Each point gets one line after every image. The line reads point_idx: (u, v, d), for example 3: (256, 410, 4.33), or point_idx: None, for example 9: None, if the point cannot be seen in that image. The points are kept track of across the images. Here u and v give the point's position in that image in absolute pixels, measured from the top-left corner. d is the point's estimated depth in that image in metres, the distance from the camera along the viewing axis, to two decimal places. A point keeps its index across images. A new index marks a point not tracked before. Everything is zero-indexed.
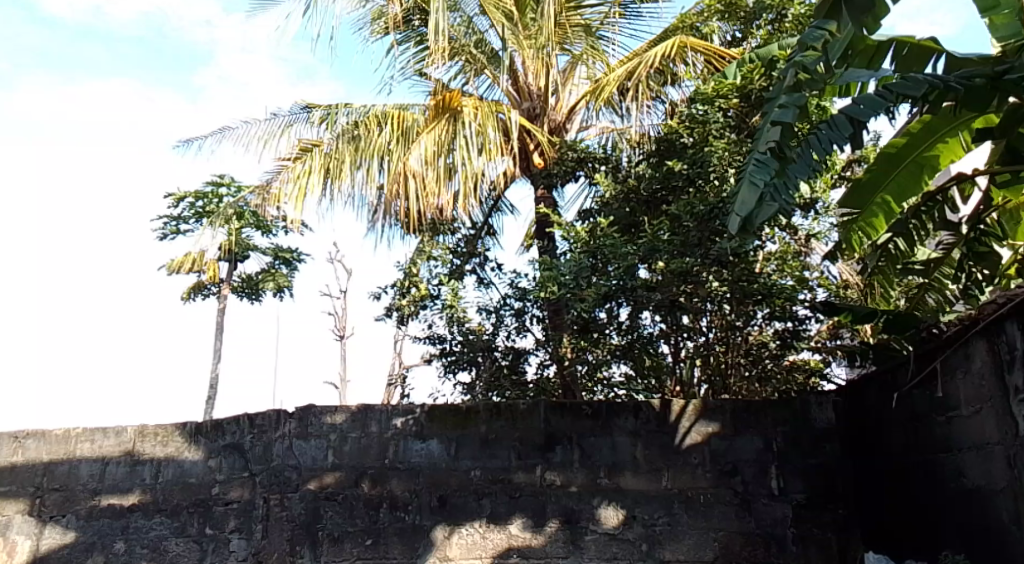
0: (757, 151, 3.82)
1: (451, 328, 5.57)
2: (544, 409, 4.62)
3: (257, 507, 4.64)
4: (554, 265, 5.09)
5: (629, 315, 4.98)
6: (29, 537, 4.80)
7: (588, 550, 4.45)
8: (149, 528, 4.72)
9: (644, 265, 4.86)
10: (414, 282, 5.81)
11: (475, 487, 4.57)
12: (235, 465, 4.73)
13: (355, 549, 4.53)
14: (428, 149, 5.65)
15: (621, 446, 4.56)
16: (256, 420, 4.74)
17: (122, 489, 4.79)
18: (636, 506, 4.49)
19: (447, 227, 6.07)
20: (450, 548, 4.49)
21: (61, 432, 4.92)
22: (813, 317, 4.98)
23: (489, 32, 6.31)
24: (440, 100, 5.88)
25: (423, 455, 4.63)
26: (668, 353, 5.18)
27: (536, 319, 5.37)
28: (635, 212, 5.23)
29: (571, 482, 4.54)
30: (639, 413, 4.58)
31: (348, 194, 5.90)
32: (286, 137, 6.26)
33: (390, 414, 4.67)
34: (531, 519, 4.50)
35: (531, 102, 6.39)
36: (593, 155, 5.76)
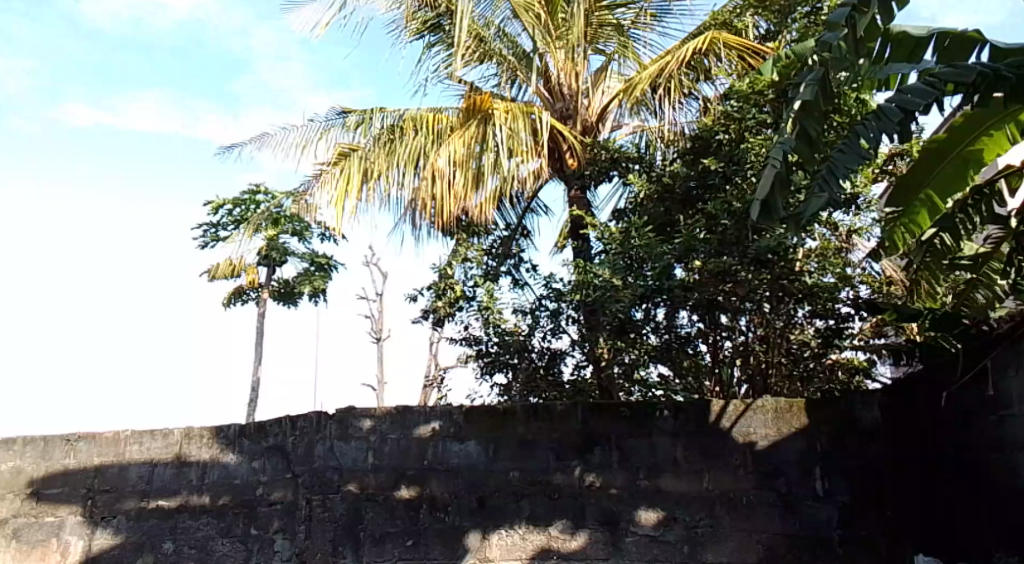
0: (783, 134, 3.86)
1: (486, 329, 5.54)
2: (582, 410, 4.61)
3: (300, 508, 4.69)
4: (590, 267, 5.08)
5: (667, 313, 5.01)
6: (82, 538, 4.91)
7: (629, 552, 4.44)
8: (196, 528, 4.80)
9: (681, 264, 4.82)
10: (450, 284, 5.76)
11: (514, 488, 4.58)
12: (279, 466, 4.79)
13: (397, 550, 4.56)
14: (457, 152, 5.71)
15: (661, 448, 4.54)
16: (298, 422, 4.81)
17: (170, 490, 4.89)
18: (677, 508, 4.46)
19: (481, 229, 6.16)
20: (490, 549, 4.51)
21: (111, 435, 5.02)
22: (856, 315, 4.87)
23: (521, 35, 6.36)
24: (470, 102, 5.91)
25: (462, 456, 4.65)
26: (706, 352, 5.16)
27: (572, 319, 5.37)
28: (670, 211, 5.19)
29: (610, 483, 4.52)
30: (678, 412, 4.55)
31: (384, 199, 5.96)
32: (324, 142, 6.20)
33: (428, 416, 4.71)
34: (570, 520, 4.50)
35: (564, 102, 6.31)
36: (627, 154, 5.73)
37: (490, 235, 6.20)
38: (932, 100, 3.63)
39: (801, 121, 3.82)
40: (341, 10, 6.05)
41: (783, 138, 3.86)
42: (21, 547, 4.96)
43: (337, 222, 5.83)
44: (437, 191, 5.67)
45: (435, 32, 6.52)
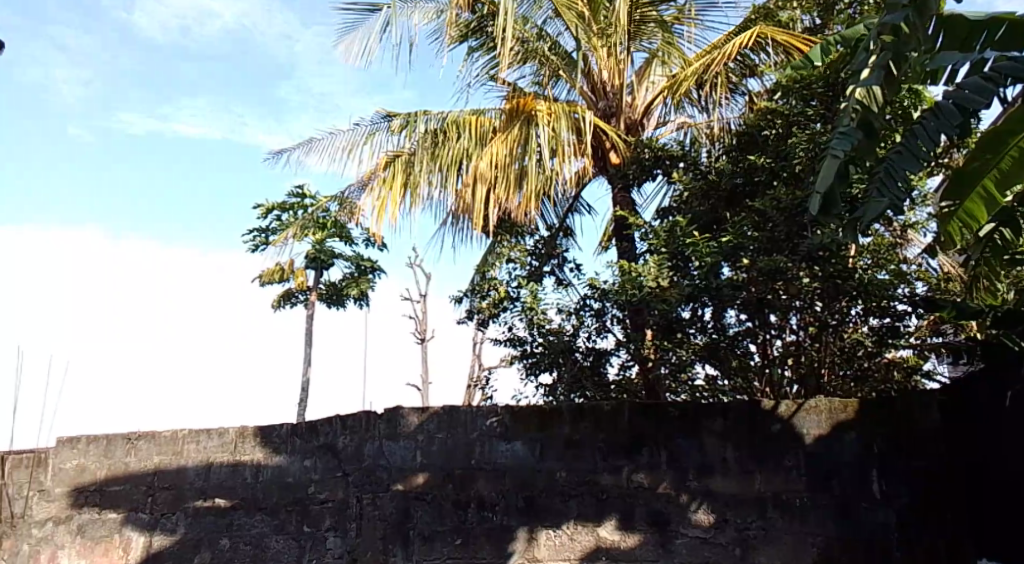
0: (840, 126, 3.83)
1: (530, 331, 5.57)
2: (629, 411, 4.59)
3: (351, 506, 4.75)
4: (633, 268, 5.01)
5: (714, 314, 4.98)
6: (143, 534, 5.03)
7: (679, 553, 4.41)
8: (251, 525, 4.89)
9: (727, 264, 4.76)
10: (494, 285, 5.85)
11: (562, 488, 4.57)
12: (329, 465, 4.86)
13: (446, 549, 4.59)
14: (499, 153, 5.71)
15: (710, 449, 4.49)
16: (348, 421, 4.87)
17: (227, 488, 4.98)
18: (728, 509, 4.42)
19: (526, 229, 6.19)
20: (539, 549, 4.51)
21: (169, 433, 5.14)
22: (913, 314, 4.77)
23: (562, 34, 6.38)
24: (514, 105, 5.94)
25: (508, 456, 4.66)
26: (754, 353, 5.10)
27: (617, 320, 5.35)
28: (716, 208, 5.14)
29: (660, 484, 4.50)
30: (728, 413, 4.50)
31: (427, 201, 5.99)
32: (368, 147, 6.24)
33: (475, 415, 4.73)
34: (619, 521, 4.48)
35: (607, 100, 6.32)
36: (670, 152, 5.67)
37: (533, 236, 6.18)
38: (992, 98, 3.57)
39: (866, 113, 3.85)
40: (381, 33, 6.07)
41: (845, 129, 3.80)
42: (85, 543, 5.09)
43: (380, 227, 5.85)
44: (480, 193, 5.68)
45: (477, 35, 6.52)
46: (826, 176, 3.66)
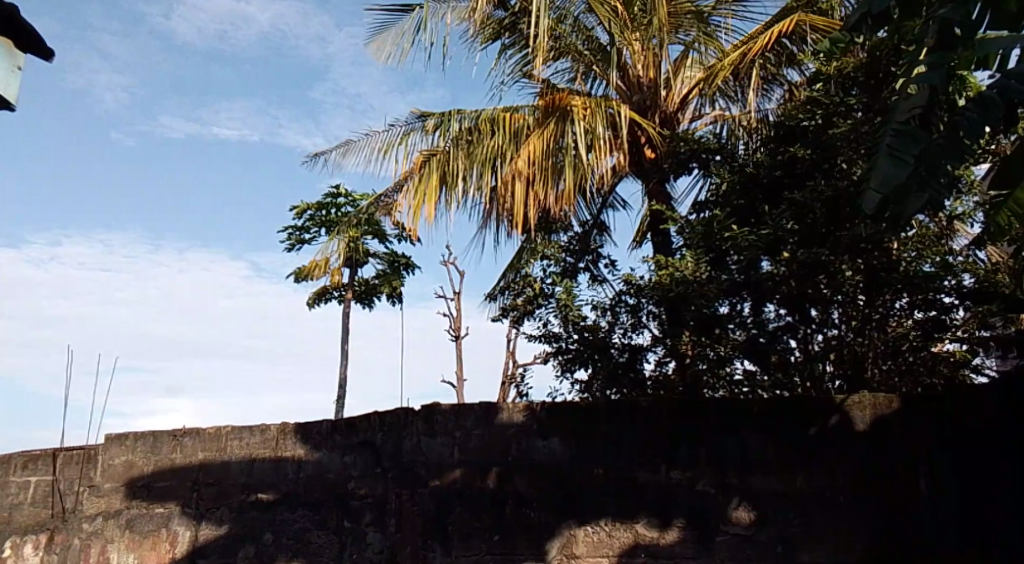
0: (895, 122, 3.85)
1: (566, 327, 5.66)
2: (666, 409, 4.58)
3: (390, 502, 4.78)
4: (670, 262, 5.07)
5: (752, 308, 4.94)
6: (188, 528, 5.10)
7: (720, 551, 4.36)
8: (293, 520, 4.93)
9: (767, 258, 4.73)
10: (529, 282, 5.95)
11: (600, 485, 4.56)
12: (369, 461, 4.90)
13: (484, 545, 4.60)
14: (535, 149, 5.68)
15: (751, 447, 4.44)
16: (386, 418, 4.92)
17: (270, 483, 5.05)
18: (769, 507, 4.36)
19: (561, 226, 6.23)
20: (577, 545, 4.50)
21: (213, 430, 5.22)
22: (960, 306, 4.71)
23: (596, 28, 6.35)
24: (550, 100, 5.94)
25: (545, 453, 4.66)
26: (796, 349, 5.01)
27: (652, 315, 5.37)
28: (753, 202, 5.07)
29: (698, 481, 4.46)
30: (770, 409, 4.45)
31: (462, 199, 5.98)
32: (403, 147, 6.26)
33: (511, 412, 4.74)
34: (658, 517, 4.45)
35: (641, 94, 6.27)
36: (706, 146, 5.66)
37: (567, 233, 6.25)
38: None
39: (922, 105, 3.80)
40: (415, 34, 6.06)
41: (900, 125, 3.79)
42: (134, 537, 5.15)
43: (415, 225, 5.87)
44: (516, 191, 5.66)
45: (510, 34, 6.51)
46: (884, 172, 3.62)
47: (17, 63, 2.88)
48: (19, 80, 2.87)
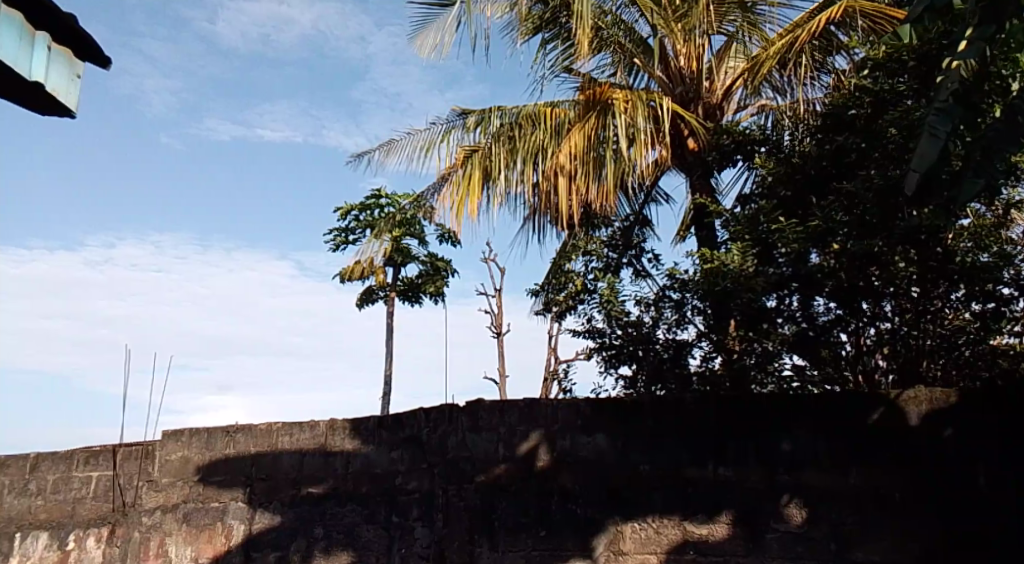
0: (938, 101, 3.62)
1: (609, 323, 5.64)
2: (713, 405, 4.54)
3: (437, 496, 4.81)
4: (717, 257, 5.03)
5: (801, 301, 4.89)
6: (243, 522, 5.18)
7: (770, 549, 4.29)
8: (343, 515, 4.99)
9: (816, 251, 4.64)
10: (571, 278, 5.96)
11: (646, 481, 4.54)
12: (416, 457, 4.95)
13: (531, 541, 4.60)
14: (577, 143, 5.65)
15: (801, 444, 4.37)
16: (432, 414, 4.96)
17: (320, 477, 5.12)
18: (822, 504, 4.28)
19: (602, 221, 6.21)
20: (625, 542, 4.48)
21: (265, 426, 5.32)
22: (1020, 296, 4.53)
23: (639, 21, 6.26)
24: (591, 94, 5.89)
25: (590, 449, 4.65)
26: (847, 343, 5.00)
27: (697, 310, 5.36)
28: (802, 193, 5.00)
29: (747, 477, 4.40)
30: (822, 404, 4.39)
31: (506, 196, 6.00)
32: (445, 145, 6.28)
33: (556, 408, 4.74)
34: (706, 513, 4.41)
35: (684, 86, 6.22)
36: (751, 137, 5.62)
37: (610, 227, 6.25)
38: None
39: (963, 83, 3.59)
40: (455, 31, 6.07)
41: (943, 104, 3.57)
42: (190, 530, 5.26)
43: (459, 225, 5.88)
44: (559, 185, 5.65)
45: (550, 27, 6.45)
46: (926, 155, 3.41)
47: (76, 71, 2.96)
48: (78, 87, 2.95)
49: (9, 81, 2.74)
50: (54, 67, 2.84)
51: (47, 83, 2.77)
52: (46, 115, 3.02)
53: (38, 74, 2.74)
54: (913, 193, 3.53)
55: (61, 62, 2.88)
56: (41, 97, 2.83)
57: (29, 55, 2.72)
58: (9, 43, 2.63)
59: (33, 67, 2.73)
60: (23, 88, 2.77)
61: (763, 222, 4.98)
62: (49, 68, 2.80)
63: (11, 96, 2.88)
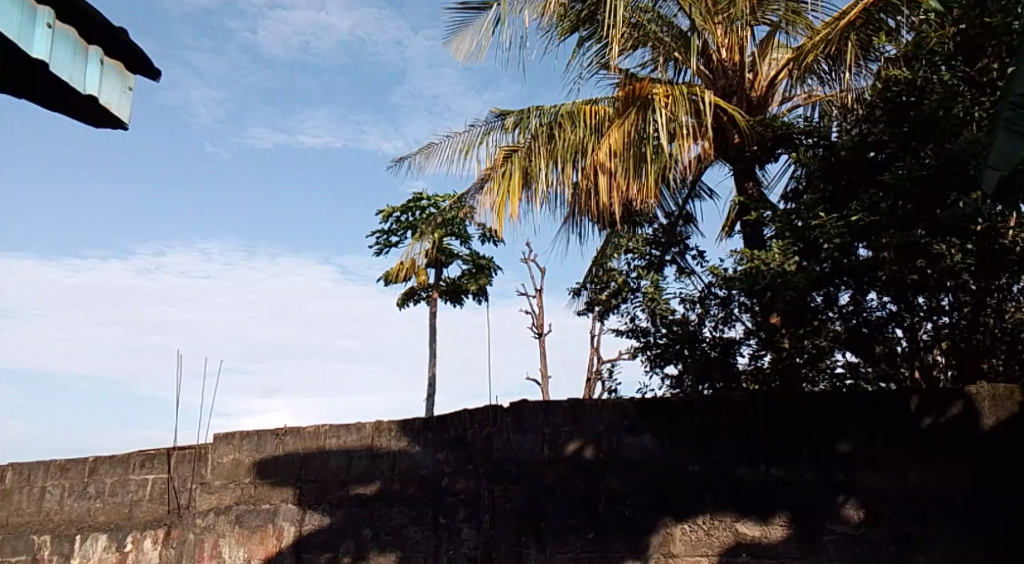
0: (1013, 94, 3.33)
1: (655, 321, 5.60)
2: (763, 403, 4.45)
3: (483, 498, 4.78)
4: (758, 256, 4.98)
5: (852, 296, 4.72)
6: (293, 523, 5.21)
7: (827, 551, 4.19)
8: (390, 516, 5.00)
9: (864, 244, 4.45)
10: (613, 276, 5.91)
11: (696, 482, 4.46)
12: (461, 458, 4.93)
13: (579, 542, 4.55)
14: (615, 140, 5.57)
15: (857, 441, 4.26)
16: (476, 415, 4.95)
17: (368, 479, 5.14)
18: (881, 504, 4.16)
19: (644, 219, 6.16)
20: (675, 544, 4.40)
21: (313, 428, 5.36)
22: None
23: (678, 15, 6.17)
24: (629, 90, 5.79)
25: (637, 450, 4.60)
26: (903, 339, 4.90)
27: (744, 307, 5.29)
28: (853, 183, 4.87)
29: (800, 476, 4.31)
30: (876, 403, 4.28)
31: (546, 196, 5.94)
32: (484, 146, 6.27)
33: (601, 409, 4.69)
34: (759, 514, 4.32)
35: (726, 79, 6.13)
36: (794, 129, 5.59)
37: (652, 225, 6.17)
38: None
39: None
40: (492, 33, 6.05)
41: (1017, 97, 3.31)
42: (243, 532, 5.30)
43: (499, 224, 5.84)
44: (599, 184, 5.59)
45: (588, 26, 6.39)
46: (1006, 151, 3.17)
47: (129, 84, 3.00)
48: (131, 100, 2.99)
49: (64, 95, 2.78)
50: (107, 80, 2.88)
51: (100, 97, 2.81)
52: (100, 127, 3.07)
53: (92, 87, 2.78)
54: (990, 191, 3.30)
55: (114, 75, 2.92)
56: (95, 109, 2.87)
57: (83, 70, 2.76)
58: (62, 58, 2.67)
59: (87, 81, 2.76)
60: (78, 102, 2.81)
61: (801, 220, 4.81)
62: (102, 82, 2.84)
63: (67, 110, 2.92)
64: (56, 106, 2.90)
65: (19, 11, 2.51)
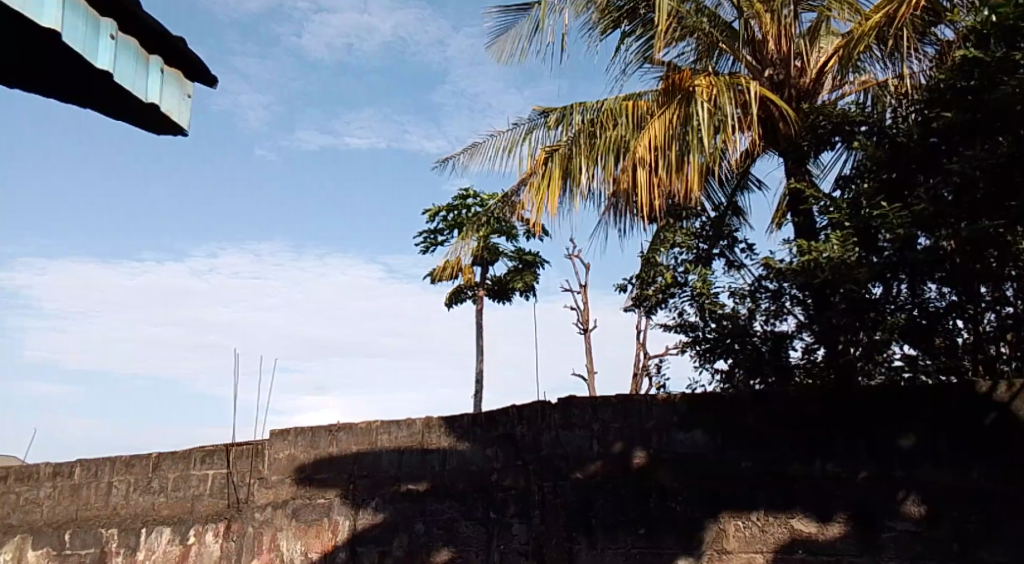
0: None
1: (703, 316, 5.50)
2: (817, 398, 4.37)
3: (533, 494, 4.79)
4: (814, 247, 4.83)
5: (911, 289, 4.61)
6: (347, 517, 5.28)
7: (887, 549, 4.09)
8: (442, 511, 5.03)
9: (925, 235, 4.25)
10: (660, 271, 5.82)
11: (750, 478, 4.40)
12: (510, 454, 4.94)
13: (629, 538, 4.52)
14: (656, 134, 5.51)
15: (917, 436, 4.16)
16: (524, 411, 4.95)
17: (419, 475, 5.17)
18: (941, 501, 4.06)
19: (691, 212, 6.06)
20: (728, 540, 4.35)
21: (364, 425, 5.42)
22: None
23: (722, 6, 6.14)
24: (670, 82, 5.72)
25: (688, 446, 4.55)
26: (964, 330, 4.76)
27: (796, 300, 5.16)
28: (909, 172, 4.71)
29: (857, 473, 4.22)
30: (936, 399, 4.17)
31: (587, 193, 5.91)
32: (528, 145, 6.25)
33: (650, 405, 4.66)
34: (816, 511, 4.23)
35: (775, 68, 6.01)
36: (850, 117, 5.34)
37: (700, 218, 6.06)
38: None
39: None
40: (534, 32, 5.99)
41: None
42: (300, 525, 5.40)
43: (539, 220, 5.83)
44: (638, 180, 5.53)
45: (630, 21, 6.26)
46: None
47: (187, 91, 3.06)
48: (190, 107, 3.05)
49: (127, 102, 2.85)
50: (168, 88, 2.94)
51: (161, 105, 2.87)
52: (161, 134, 3.14)
53: (154, 96, 2.84)
54: None
55: (174, 83, 2.98)
56: (156, 117, 2.94)
57: (145, 79, 2.83)
58: (125, 68, 2.74)
59: (149, 89, 2.83)
60: (140, 109, 2.88)
61: (860, 210, 4.84)
62: (163, 90, 2.90)
63: (129, 117, 3.00)
64: (119, 114, 2.98)
65: (85, 23, 2.57)
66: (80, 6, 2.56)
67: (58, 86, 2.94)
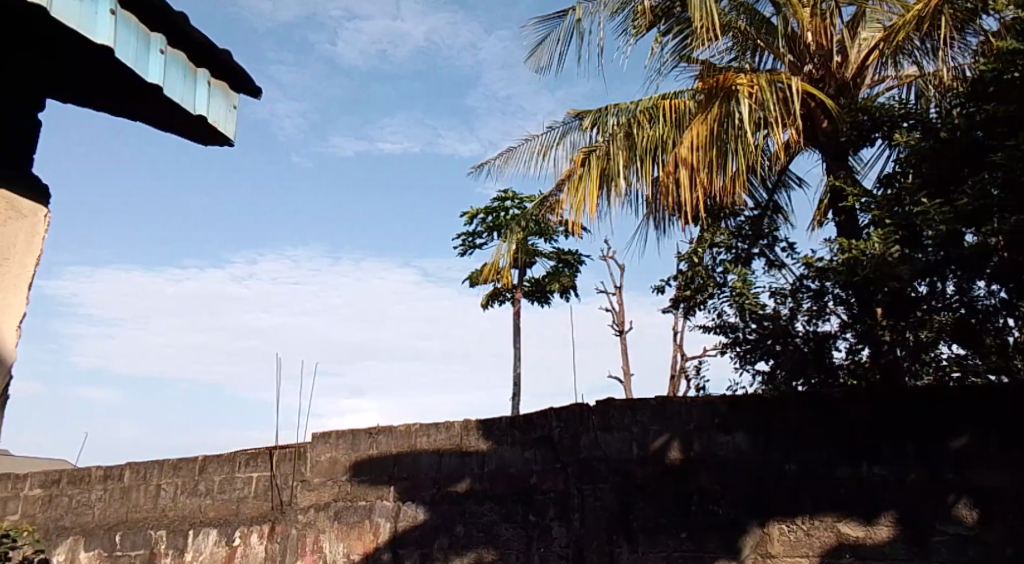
0: None
1: (743, 317, 5.42)
2: (863, 401, 4.27)
3: (572, 496, 4.76)
4: (856, 246, 4.83)
5: (959, 287, 4.40)
6: (389, 519, 5.30)
7: (938, 554, 3.98)
8: (481, 513, 5.02)
9: (972, 230, 4.14)
10: (699, 271, 5.78)
11: (795, 481, 4.31)
12: (549, 456, 4.92)
13: (672, 542, 4.46)
14: (696, 135, 5.43)
15: (969, 437, 4.06)
16: (563, 413, 4.93)
17: (458, 477, 5.17)
18: (995, 504, 3.94)
19: (729, 210, 6.01)
20: (772, 544, 4.27)
21: (404, 427, 5.44)
22: None
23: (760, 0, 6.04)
24: (711, 83, 5.62)
25: (729, 449, 4.48)
26: (1015, 329, 4.63)
27: (838, 300, 5.08)
28: (954, 168, 4.55)
29: (906, 477, 4.11)
30: (987, 398, 4.06)
31: (626, 194, 5.85)
32: (563, 147, 6.23)
33: (689, 406, 4.62)
34: (864, 514, 4.15)
35: (814, 61, 5.92)
36: (893, 111, 5.27)
37: (737, 217, 6.01)
38: None
39: None
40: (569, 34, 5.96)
41: None
42: (342, 527, 5.44)
43: (577, 220, 5.76)
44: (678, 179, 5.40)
45: (665, 20, 6.19)
46: None
47: (233, 103, 3.09)
48: (236, 117, 3.08)
49: (176, 114, 2.89)
50: (214, 99, 2.97)
51: (208, 116, 2.91)
52: (208, 143, 3.18)
53: (201, 108, 2.88)
54: None
55: (220, 95, 3.01)
56: (204, 128, 2.97)
57: (192, 92, 2.86)
58: (174, 82, 2.78)
59: (196, 102, 2.86)
60: (187, 120, 2.92)
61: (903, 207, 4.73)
62: (210, 103, 2.94)
63: (177, 129, 3.04)
64: (168, 125, 3.03)
65: (136, 40, 2.62)
66: (131, 23, 2.61)
67: (111, 99, 3.00)
